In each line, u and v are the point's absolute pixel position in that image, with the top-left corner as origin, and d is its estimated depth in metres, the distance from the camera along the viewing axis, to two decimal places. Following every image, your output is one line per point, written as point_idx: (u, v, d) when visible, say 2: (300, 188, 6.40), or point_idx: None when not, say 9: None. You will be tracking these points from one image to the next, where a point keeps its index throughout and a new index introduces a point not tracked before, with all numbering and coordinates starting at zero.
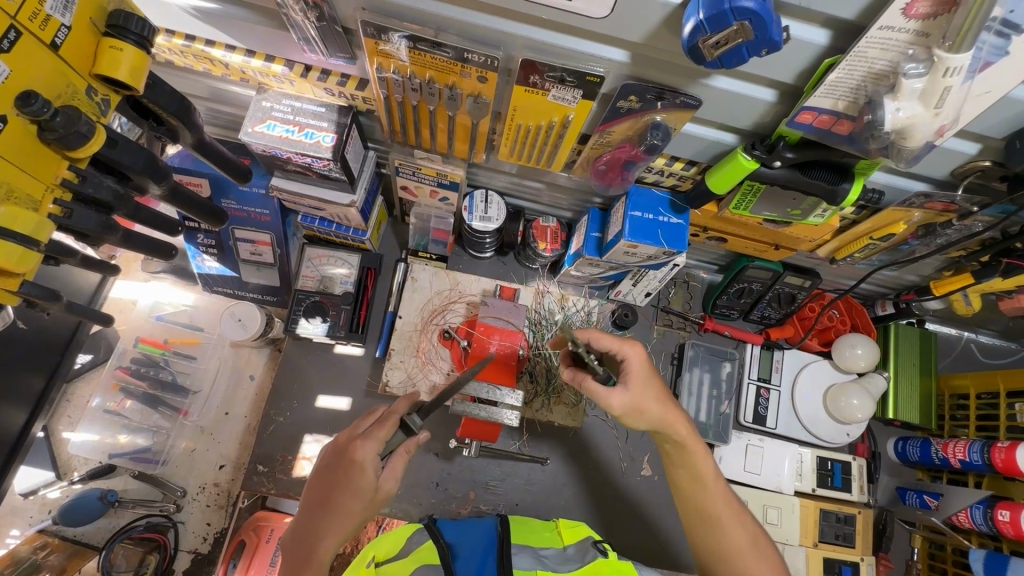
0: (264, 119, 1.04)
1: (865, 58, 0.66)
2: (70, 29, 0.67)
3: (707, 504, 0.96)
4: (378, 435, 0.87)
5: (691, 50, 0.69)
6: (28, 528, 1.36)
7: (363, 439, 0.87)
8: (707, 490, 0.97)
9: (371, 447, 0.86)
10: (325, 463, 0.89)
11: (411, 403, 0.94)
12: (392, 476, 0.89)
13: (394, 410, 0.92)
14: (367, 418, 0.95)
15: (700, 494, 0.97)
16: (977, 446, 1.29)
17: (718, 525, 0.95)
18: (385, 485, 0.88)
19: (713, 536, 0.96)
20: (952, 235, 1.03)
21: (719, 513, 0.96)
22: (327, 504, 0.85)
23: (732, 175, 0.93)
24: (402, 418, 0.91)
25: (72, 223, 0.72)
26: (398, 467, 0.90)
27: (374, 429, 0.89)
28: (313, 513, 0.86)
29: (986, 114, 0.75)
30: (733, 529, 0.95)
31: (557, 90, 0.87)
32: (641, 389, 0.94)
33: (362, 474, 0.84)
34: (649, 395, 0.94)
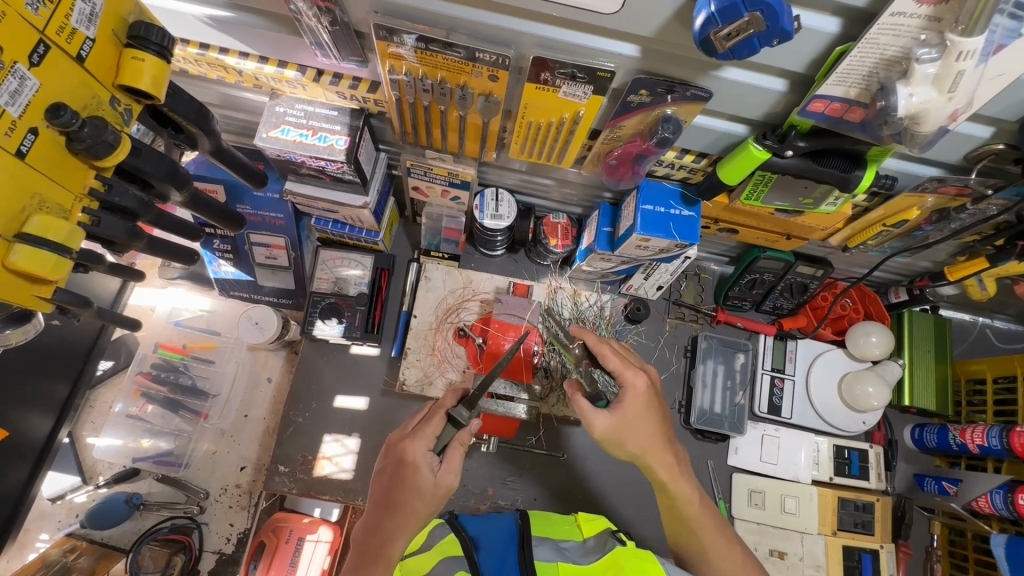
0: (278, 124, 1.06)
1: (877, 46, 0.67)
2: (94, 41, 0.68)
3: (698, 532, 0.95)
4: (426, 432, 0.90)
5: (703, 42, 0.69)
6: (57, 532, 1.38)
7: (411, 438, 0.89)
8: (700, 520, 0.95)
9: (420, 443, 0.89)
10: (384, 467, 0.91)
11: (457, 398, 0.98)
12: (450, 470, 0.89)
13: (440, 406, 0.95)
14: (416, 418, 0.98)
15: (692, 524, 0.95)
16: (995, 431, 1.28)
17: (710, 555, 0.95)
18: (445, 479, 0.88)
19: (704, 560, 0.96)
20: (965, 219, 1.03)
21: (712, 545, 0.95)
22: (389, 505, 0.87)
23: (743, 166, 0.94)
24: (448, 412, 0.93)
25: (100, 230, 0.73)
26: (456, 459, 0.90)
27: (424, 427, 0.92)
28: (377, 514, 0.88)
29: (1000, 97, 0.75)
30: (727, 558, 0.95)
31: (568, 86, 0.87)
32: (624, 427, 0.89)
33: (417, 472, 0.86)
34: (630, 434, 0.90)
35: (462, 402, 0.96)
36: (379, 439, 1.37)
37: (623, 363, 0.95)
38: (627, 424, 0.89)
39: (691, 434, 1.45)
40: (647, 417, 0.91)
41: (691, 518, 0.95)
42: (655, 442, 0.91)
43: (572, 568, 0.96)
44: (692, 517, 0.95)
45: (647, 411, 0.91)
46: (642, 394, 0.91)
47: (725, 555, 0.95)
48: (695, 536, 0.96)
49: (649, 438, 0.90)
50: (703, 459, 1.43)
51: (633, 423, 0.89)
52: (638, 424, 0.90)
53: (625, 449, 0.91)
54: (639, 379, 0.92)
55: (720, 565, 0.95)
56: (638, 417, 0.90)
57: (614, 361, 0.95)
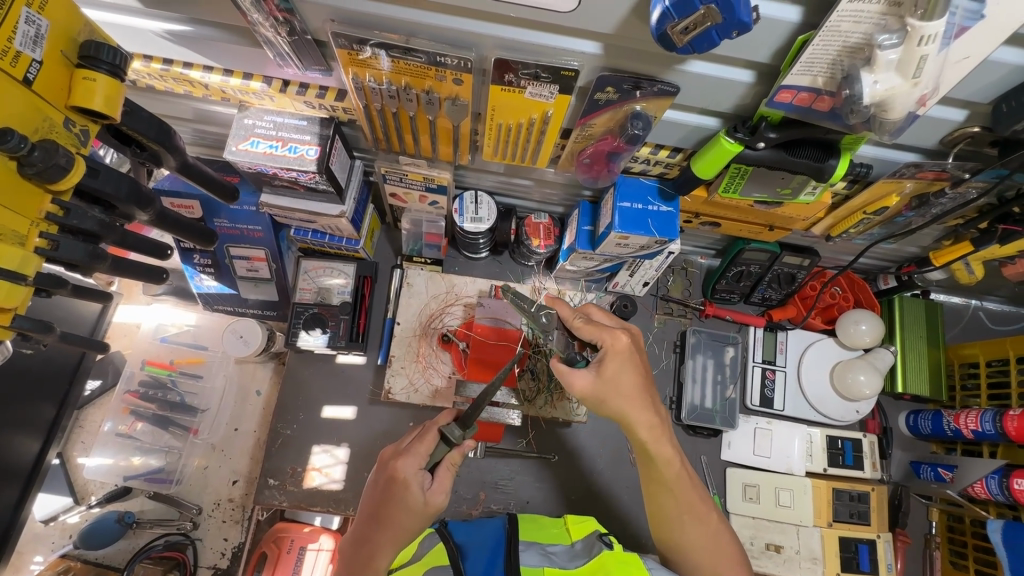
0: (247, 137, 1.05)
1: (838, 33, 0.65)
2: (41, 63, 0.67)
3: (679, 491, 0.92)
4: (418, 449, 0.89)
5: (661, 38, 0.68)
6: (51, 554, 1.38)
7: (404, 455, 0.89)
8: (681, 487, 0.92)
9: (412, 461, 0.88)
10: (375, 481, 0.91)
11: (453, 416, 0.97)
12: (440, 489, 0.87)
13: (434, 423, 0.94)
14: (410, 434, 0.96)
15: (671, 489, 0.92)
16: (988, 415, 1.27)
17: (687, 519, 0.92)
18: (434, 499, 0.86)
19: (678, 530, 0.93)
20: (946, 204, 1.01)
21: (691, 508, 0.93)
22: (378, 519, 0.86)
23: (717, 160, 0.92)
24: (441, 431, 0.91)
25: (59, 255, 0.72)
26: (447, 479, 0.89)
27: (417, 443, 0.90)
28: (366, 525, 0.87)
29: (969, 79, 0.73)
30: (700, 524, 0.93)
31: (534, 87, 0.86)
32: (606, 385, 0.87)
33: (407, 490, 0.85)
34: (612, 390, 0.87)
35: (456, 421, 0.94)
36: (368, 448, 1.36)
37: (597, 330, 0.90)
38: (607, 383, 0.87)
39: (683, 430, 1.44)
40: (636, 373, 0.88)
41: (671, 478, 0.91)
42: (635, 397, 0.88)
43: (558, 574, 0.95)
44: (674, 480, 0.92)
45: (624, 367, 0.88)
46: (621, 352, 0.88)
47: (700, 518, 0.93)
48: (672, 500, 0.93)
49: (628, 391, 0.87)
50: (696, 455, 1.42)
51: (614, 382, 0.87)
52: (620, 382, 0.87)
53: (608, 408, 0.88)
54: (618, 337, 0.89)
55: (693, 531, 0.93)
56: (616, 375, 0.87)
57: (586, 331, 0.92)
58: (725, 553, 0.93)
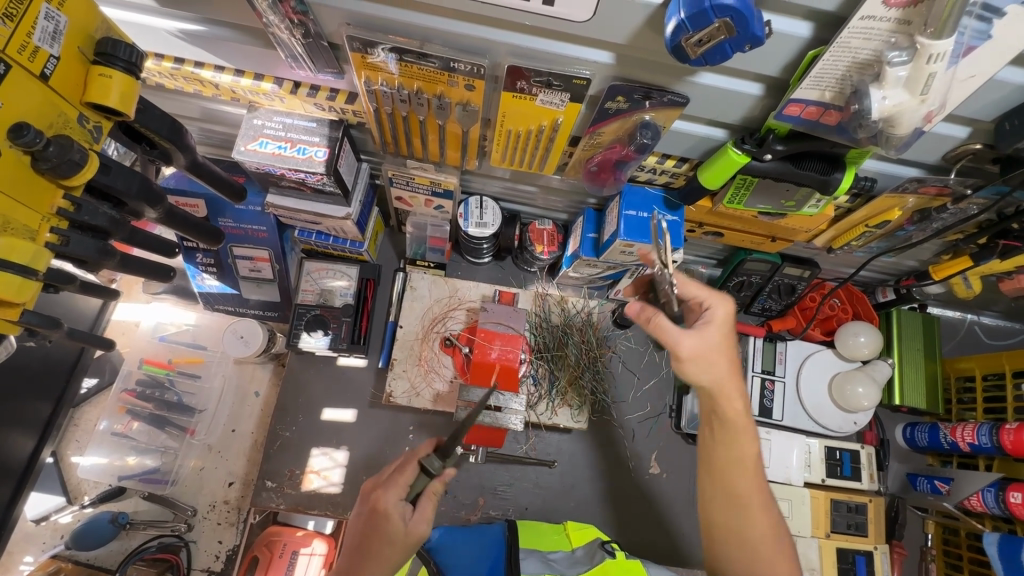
0: (256, 137, 1.05)
1: (849, 49, 0.67)
2: (58, 59, 0.67)
3: (743, 475, 0.89)
4: (400, 481, 0.86)
5: (675, 49, 0.69)
6: (42, 554, 1.36)
7: (384, 487, 0.86)
8: (743, 475, 0.89)
9: (393, 493, 0.85)
10: (358, 512, 0.89)
11: (433, 443, 0.92)
12: (423, 520, 0.85)
13: (414, 453, 0.91)
14: (392, 463, 0.93)
15: (732, 481, 0.89)
16: (985, 429, 1.28)
17: (741, 512, 0.88)
18: (416, 529, 0.84)
19: (737, 519, 0.88)
20: (947, 218, 1.03)
21: (751, 498, 0.89)
22: (359, 551, 0.83)
23: (724, 170, 0.93)
24: (421, 462, 0.88)
25: (68, 250, 0.72)
26: (429, 509, 0.87)
27: (396, 476, 0.88)
28: (347, 559, 0.84)
29: (973, 97, 0.75)
30: (753, 519, 0.88)
31: (545, 94, 0.87)
32: (709, 347, 0.87)
33: (388, 523, 0.83)
34: (707, 363, 0.87)
35: (437, 450, 0.89)
36: (367, 451, 1.35)
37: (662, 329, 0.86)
38: (711, 347, 0.87)
39: (682, 439, 1.44)
40: (719, 353, 0.88)
41: (745, 455, 0.89)
42: (727, 379, 0.88)
43: None
44: (737, 470, 0.89)
45: (719, 347, 0.88)
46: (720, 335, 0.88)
47: (757, 511, 0.89)
48: (737, 489, 0.89)
49: (720, 373, 0.88)
50: None
51: (713, 353, 0.87)
52: (710, 360, 0.87)
53: (706, 371, 0.88)
54: (709, 326, 0.88)
55: (748, 523, 0.88)
56: (714, 350, 0.87)
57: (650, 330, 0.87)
58: (776, 551, 0.87)
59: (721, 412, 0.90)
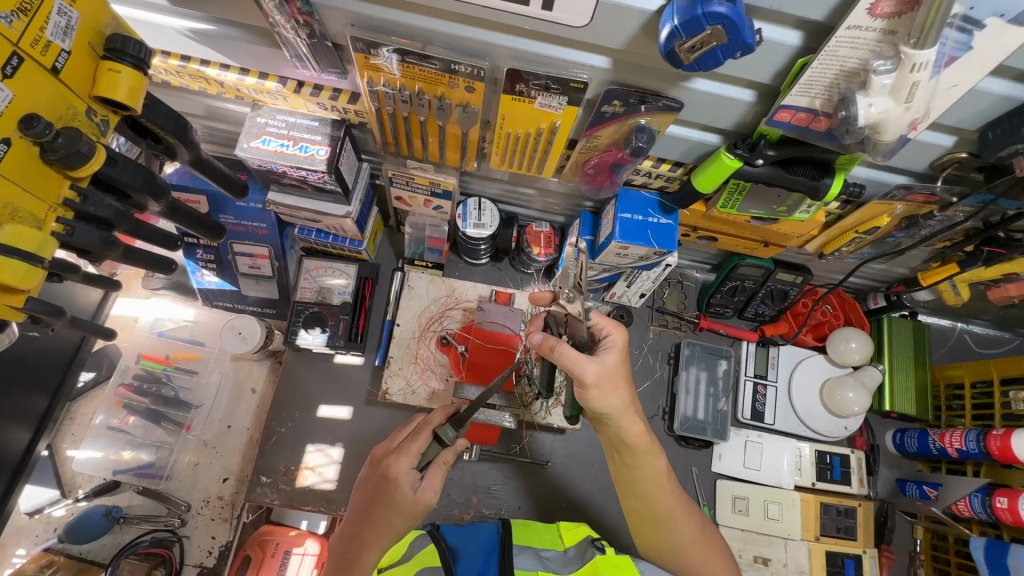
0: (259, 135, 1.07)
1: (836, 58, 0.69)
2: (70, 54, 0.69)
3: (653, 491, 0.95)
4: (412, 449, 0.89)
5: (669, 55, 0.71)
6: (34, 547, 1.36)
7: (396, 454, 0.88)
8: (657, 493, 0.95)
9: (405, 461, 0.87)
10: (366, 476, 0.92)
11: (446, 415, 0.97)
12: (431, 487, 0.88)
13: (427, 422, 0.94)
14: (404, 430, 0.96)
15: (652, 500, 0.95)
16: (972, 434, 1.30)
17: (667, 525, 0.96)
18: (424, 497, 0.87)
19: (663, 531, 0.97)
20: (935, 225, 1.05)
21: (668, 511, 0.95)
22: (368, 514, 0.87)
23: (717, 174, 0.95)
24: (434, 430, 0.92)
25: (74, 240, 0.74)
26: (438, 478, 0.89)
27: (409, 442, 0.90)
28: (355, 522, 0.88)
29: (957, 107, 0.77)
30: (680, 527, 0.96)
31: (543, 97, 0.89)
32: (610, 374, 0.88)
33: (397, 489, 0.85)
34: (608, 392, 0.88)
35: (450, 420, 0.95)
36: (362, 448, 1.36)
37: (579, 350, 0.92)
38: (611, 373, 0.88)
39: (675, 441, 1.46)
40: (616, 385, 0.89)
41: (654, 472, 0.94)
42: (625, 410, 0.90)
43: None
44: (653, 488, 0.95)
45: (618, 377, 0.89)
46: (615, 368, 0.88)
47: (679, 520, 0.96)
48: (659, 505, 0.95)
49: (617, 408, 0.89)
50: (687, 466, 1.44)
51: (609, 386, 0.88)
52: (609, 396, 0.88)
53: (599, 402, 0.89)
54: (607, 357, 0.89)
55: (675, 534, 0.97)
56: (615, 381, 0.89)
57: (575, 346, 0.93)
58: (706, 552, 0.98)
59: (624, 440, 0.92)
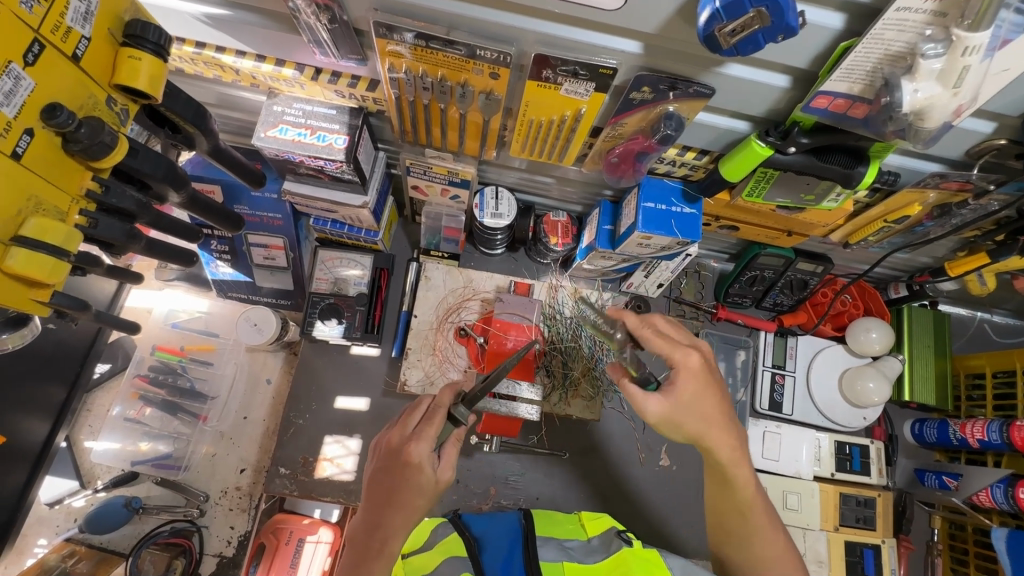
0: (276, 124, 1.05)
1: (882, 41, 0.66)
2: (90, 40, 0.67)
3: (743, 506, 0.87)
4: (430, 433, 0.85)
5: (708, 39, 0.68)
6: (55, 537, 1.37)
7: (414, 440, 0.85)
8: (743, 503, 0.87)
9: (424, 444, 0.84)
10: (380, 463, 0.87)
11: (454, 392, 0.93)
12: (448, 465, 0.87)
13: (438, 403, 0.90)
14: (412, 412, 0.91)
15: (733, 506, 0.88)
16: (995, 425, 1.29)
17: (757, 543, 0.88)
18: (443, 475, 0.86)
19: (749, 548, 0.88)
20: (966, 215, 1.03)
21: (752, 524, 0.88)
22: (390, 501, 0.83)
23: (745, 163, 0.93)
24: (448, 411, 0.89)
25: (97, 232, 0.72)
26: (453, 455, 0.88)
27: (424, 427, 0.87)
28: (377, 512, 0.83)
29: (1002, 92, 0.75)
30: (773, 545, 0.87)
31: (570, 84, 0.87)
32: (686, 394, 0.80)
33: (421, 472, 0.83)
34: (688, 401, 0.81)
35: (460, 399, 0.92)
36: None
37: (669, 346, 0.83)
38: (694, 383, 0.81)
39: None
40: (701, 391, 0.81)
41: (740, 483, 0.86)
42: (716, 419, 0.82)
43: (578, 568, 0.96)
44: (734, 495, 0.87)
45: (706, 385, 0.81)
46: (698, 372, 0.81)
47: (766, 536, 0.87)
48: (748, 518, 0.88)
49: (710, 415, 0.81)
50: None
51: (691, 406, 0.80)
52: (695, 405, 0.81)
53: (683, 428, 0.82)
54: (691, 358, 0.82)
55: (767, 554, 0.87)
56: (701, 390, 0.81)
57: (661, 345, 0.84)
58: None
59: (712, 449, 0.84)
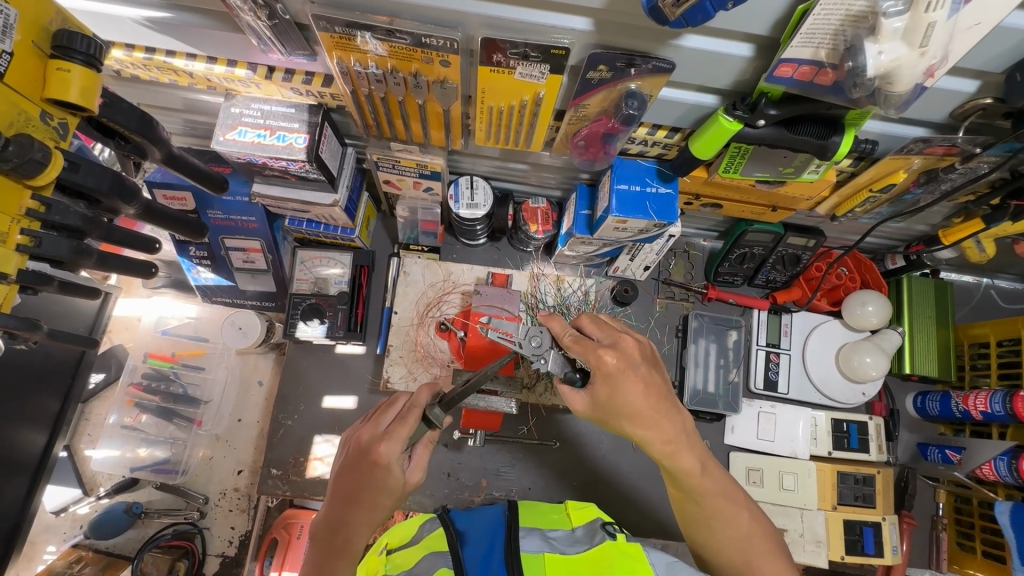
0: (235, 126, 1.02)
1: (842, 2, 0.62)
2: (12, 55, 0.66)
3: (699, 493, 0.86)
4: (404, 435, 0.82)
5: (653, 10, 0.65)
6: (63, 544, 1.41)
7: (386, 440, 0.82)
8: (697, 486, 0.85)
9: (397, 448, 0.81)
10: (348, 460, 0.84)
11: (432, 393, 0.91)
12: (418, 467, 0.86)
13: (414, 403, 0.87)
14: (386, 410, 0.88)
15: (692, 492, 0.86)
16: (998, 397, 1.24)
17: (714, 521, 0.86)
18: (412, 477, 0.85)
19: (709, 532, 0.87)
20: (956, 179, 0.97)
21: (713, 509, 0.86)
22: (356, 500, 0.82)
23: (716, 139, 0.89)
24: (423, 413, 0.87)
25: (42, 251, 0.71)
26: (424, 457, 0.88)
27: (397, 426, 0.83)
28: (341, 510, 0.82)
29: (979, 48, 0.69)
30: (730, 522, 0.86)
31: (524, 66, 0.83)
32: (603, 398, 0.83)
33: (390, 475, 0.81)
34: (614, 400, 0.82)
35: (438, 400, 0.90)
36: None
37: (583, 350, 0.84)
38: (609, 378, 0.82)
39: None
40: (628, 384, 0.82)
41: (687, 471, 0.84)
42: (645, 414, 0.82)
43: (559, 559, 0.92)
44: (690, 481, 0.85)
45: (625, 380, 0.81)
46: (612, 373, 0.82)
47: (727, 519, 0.86)
48: (697, 501, 0.86)
49: (634, 411, 0.81)
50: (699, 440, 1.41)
51: (611, 406, 0.82)
52: (618, 404, 0.82)
53: (619, 421, 0.83)
54: (604, 358, 0.82)
55: (723, 531, 0.86)
56: (618, 388, 0.81)
57: (577, 351, 0.85)
58: (765, 552, 0.85)
59: (648, 442, 0.83)
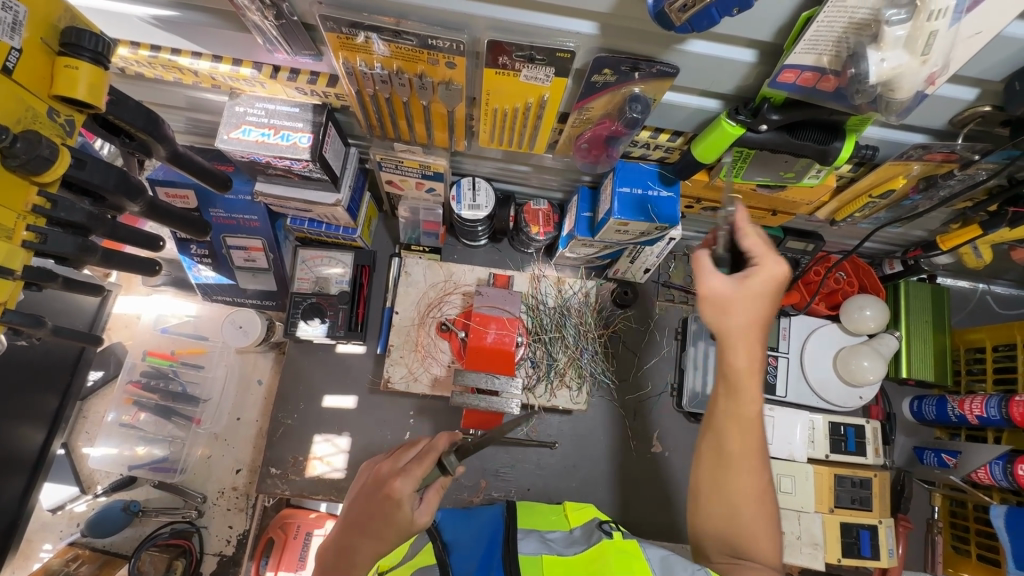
0: (239, 125, 1.03)
1: (845, 9, 0.63)
2: (20, 52, 0.66)
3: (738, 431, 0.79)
4: (419, 473, 0.82)
5: (659, 16, 0.65)
6: (60, 542, 1.40)
7: (401, 475, 0.82)
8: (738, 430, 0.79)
9: (411, 484, 0.81)
10: (364, 488, 0.85)
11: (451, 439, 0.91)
12: (427, 510, 0.84)
13: (432, 445, 0.87)
14: (407, 449, 0.89)
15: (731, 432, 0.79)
16: (994, 401, 1.25)
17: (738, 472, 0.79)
18: (421, 520, 0.82)
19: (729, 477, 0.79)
20: (954, 186, 0.98)
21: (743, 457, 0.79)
22: (362, 529, 0.80)
23: (717, 143, 0.89)
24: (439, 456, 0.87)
25: (48, 247, 0.72)
26: (434, 502, 0.85)
27: (415, 465, 0.83)
28: (346, 537, 0.81)
29: (979, 57, 0.71)
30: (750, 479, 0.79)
31: (529, 69, 0.84)
32: (744, 300, 0.79)
33: (400, 511, 0.80)
34: (727, 304, 0.79)
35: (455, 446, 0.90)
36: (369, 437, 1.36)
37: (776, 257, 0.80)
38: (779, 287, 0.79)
39: (684, 416, 1.43)
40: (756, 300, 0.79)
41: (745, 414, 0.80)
42: (737, 332, 0.79)
43: (558, 561, 0.93)
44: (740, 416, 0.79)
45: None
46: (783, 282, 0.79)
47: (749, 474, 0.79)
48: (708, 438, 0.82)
49: (733, 330, 0.79)
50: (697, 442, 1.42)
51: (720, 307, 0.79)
52: (729, 309, 0.79)
53: (724, 327, 0.79)
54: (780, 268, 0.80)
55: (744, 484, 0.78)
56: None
57: (753, 243, 0.81)
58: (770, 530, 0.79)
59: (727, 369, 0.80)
